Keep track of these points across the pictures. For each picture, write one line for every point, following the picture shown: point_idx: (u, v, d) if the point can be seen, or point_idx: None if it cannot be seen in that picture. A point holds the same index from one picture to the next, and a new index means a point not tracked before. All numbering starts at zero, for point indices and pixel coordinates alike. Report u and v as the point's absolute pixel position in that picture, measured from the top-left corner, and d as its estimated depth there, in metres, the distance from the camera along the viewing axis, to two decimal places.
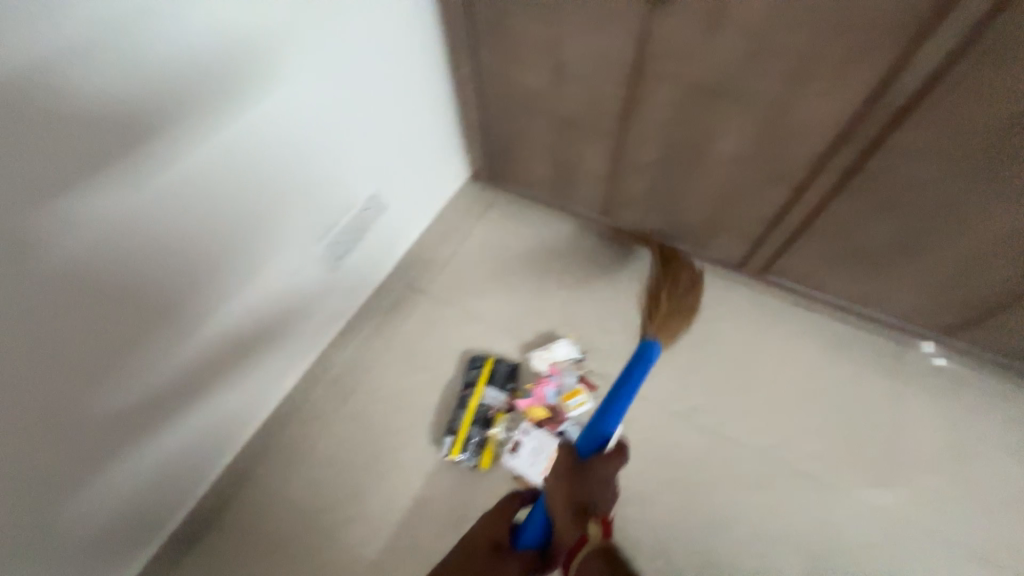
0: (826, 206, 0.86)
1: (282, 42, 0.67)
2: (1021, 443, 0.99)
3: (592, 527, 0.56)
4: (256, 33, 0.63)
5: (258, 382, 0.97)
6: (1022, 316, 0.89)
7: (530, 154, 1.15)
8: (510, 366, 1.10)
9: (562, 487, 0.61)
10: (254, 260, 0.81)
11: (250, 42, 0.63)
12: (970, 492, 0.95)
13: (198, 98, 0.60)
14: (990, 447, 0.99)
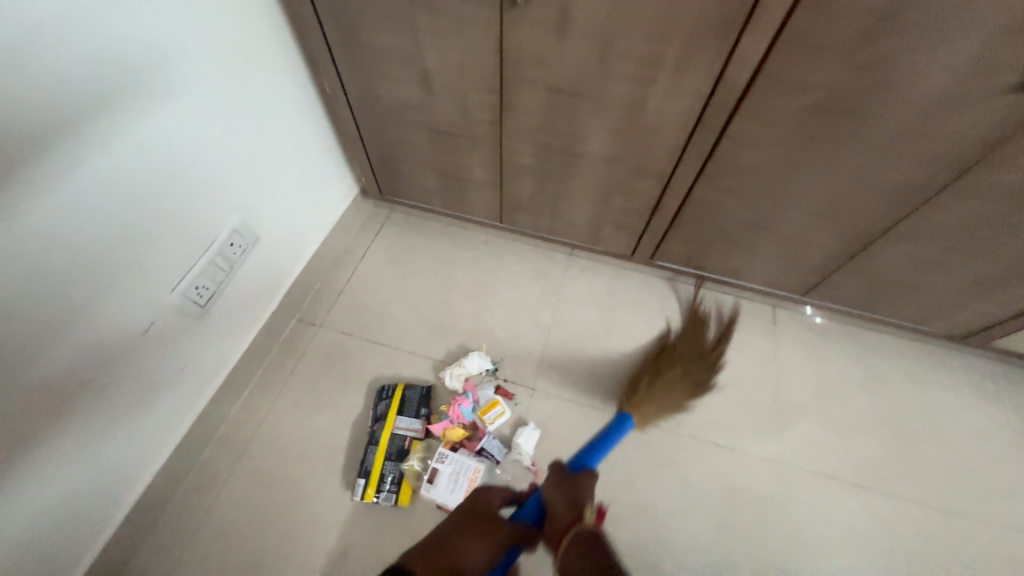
0: (691, 194, 0.92)
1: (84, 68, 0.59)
2: (876, 382, 1.14)
3: (587, 513, 0.62)
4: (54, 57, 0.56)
5: (118, 459, 0.82)
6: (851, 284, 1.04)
7: (415, 166, 1.11)
8: (384, 387, 1.04)
9: (560, 488, 0.68)
10: (58, 322, 0.66)
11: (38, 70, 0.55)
12: (840, 429, 1.08)
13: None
14: (853, 390, 1.13)
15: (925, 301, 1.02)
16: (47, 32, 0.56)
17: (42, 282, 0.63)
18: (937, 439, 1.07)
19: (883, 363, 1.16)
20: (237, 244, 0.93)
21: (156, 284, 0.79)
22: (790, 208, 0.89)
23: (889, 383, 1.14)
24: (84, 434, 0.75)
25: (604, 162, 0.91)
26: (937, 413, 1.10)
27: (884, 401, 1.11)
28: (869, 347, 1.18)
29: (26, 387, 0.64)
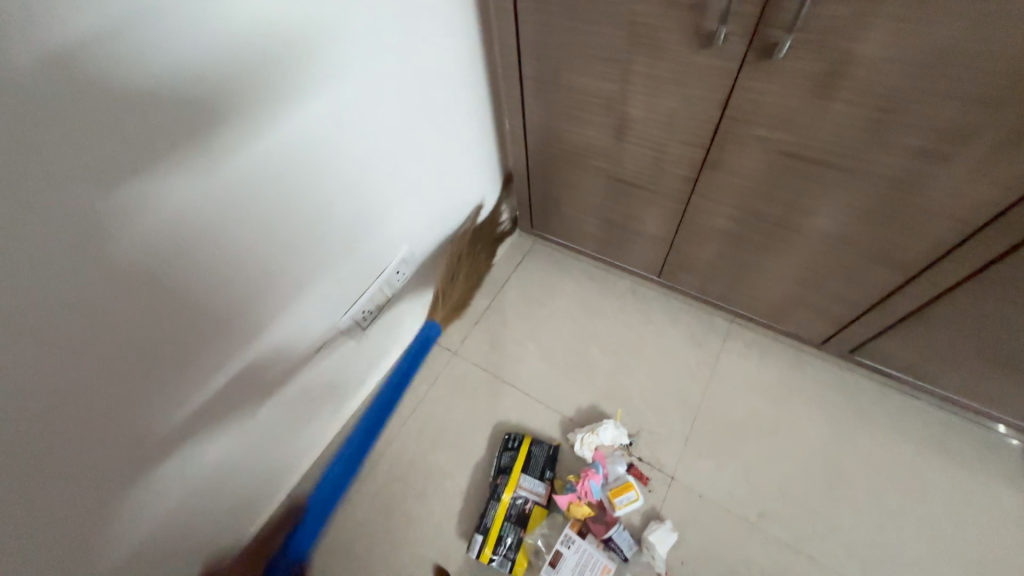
0: (945, 296, 0.70)
1: (330, 112, 0.63)
2: None
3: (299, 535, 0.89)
4: (313, 105, 0.60)
5: (280, 453, 0.88)
6: None
7: (578, 209, 1.04)
8: (509, 434, 0.99)
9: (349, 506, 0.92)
10: (244, 348, 0.69)
11: (301, 115, 0.60)
12: None
13: (170, 183, 0.50)
14: None
15: None
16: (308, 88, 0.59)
17: (238, 313, 0.65)
18: None
19: None
20: (401, 272, 0.96)
21: (332, 309, 0.82)
22: None
23: None
24: (243, 448, 0.78)
25: (824, 241, 0.74)
26: None
27: None
28: None
29: (210, 404, 0.67)
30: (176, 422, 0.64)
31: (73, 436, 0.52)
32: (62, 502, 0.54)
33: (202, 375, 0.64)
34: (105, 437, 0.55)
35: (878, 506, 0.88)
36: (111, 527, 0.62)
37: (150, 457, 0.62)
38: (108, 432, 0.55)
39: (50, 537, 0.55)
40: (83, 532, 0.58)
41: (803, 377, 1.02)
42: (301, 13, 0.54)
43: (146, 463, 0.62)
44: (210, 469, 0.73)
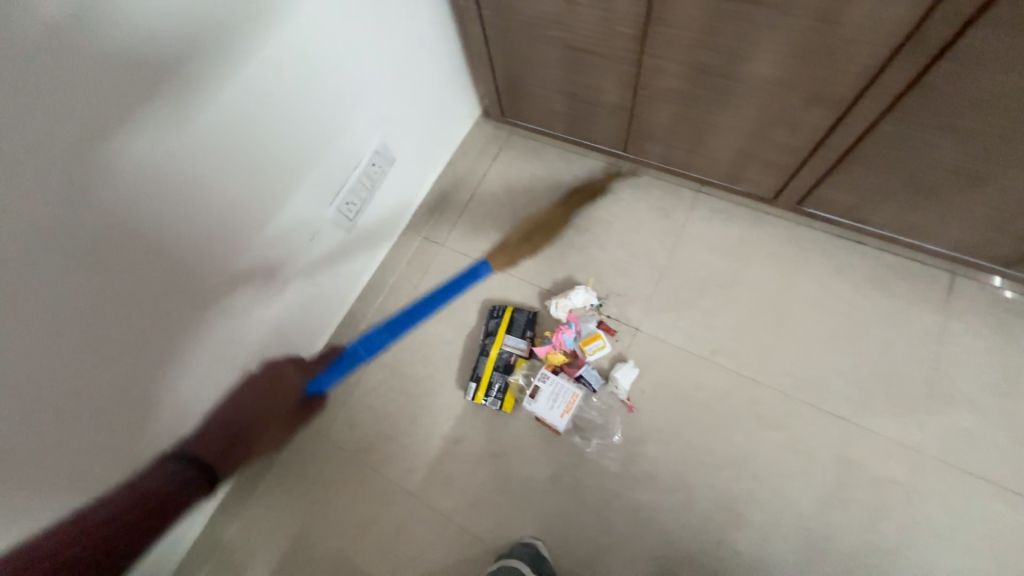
0: (874, 127, 0.75)
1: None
2: None
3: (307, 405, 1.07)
4: None
5: (300, 331, 1.03)
6: None
7: (542, 87, 1.06)
8: (494, 305, 1.13)
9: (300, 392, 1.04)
10: (245, 231, 0.80)
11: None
12: (997, 413, 0.92)
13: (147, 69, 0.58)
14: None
15: None
16: None
17: (228, 203, 0.74)
18: None
19: None
20: (377, 164, 1.02)
21: (317, 199, 0.91)
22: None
23: None
24: (266, 326, 0.93)
25: (761, 87, 0.78)
26: None
27: None
28: None
29: (229, 278, 0.80)
30: (203, 292, 0.77)
31: (124, 294, 0.65)
32: (131, 352, 0.70)
33: (212, 258, 0.76)
34: (149, 297, 0.69)
35: (812, 336, 1.02)
36: (171, 384, 0.78)
37: (187, 328, 0.77)
38: (145, 303, 0.69)
39: (129, 378, 0.71)
40: (154, 379, 0.75)
41: (761, 235, 1.10)
42: None
43: (188, 324, 0.77)
44: (240, 338, 0.88)
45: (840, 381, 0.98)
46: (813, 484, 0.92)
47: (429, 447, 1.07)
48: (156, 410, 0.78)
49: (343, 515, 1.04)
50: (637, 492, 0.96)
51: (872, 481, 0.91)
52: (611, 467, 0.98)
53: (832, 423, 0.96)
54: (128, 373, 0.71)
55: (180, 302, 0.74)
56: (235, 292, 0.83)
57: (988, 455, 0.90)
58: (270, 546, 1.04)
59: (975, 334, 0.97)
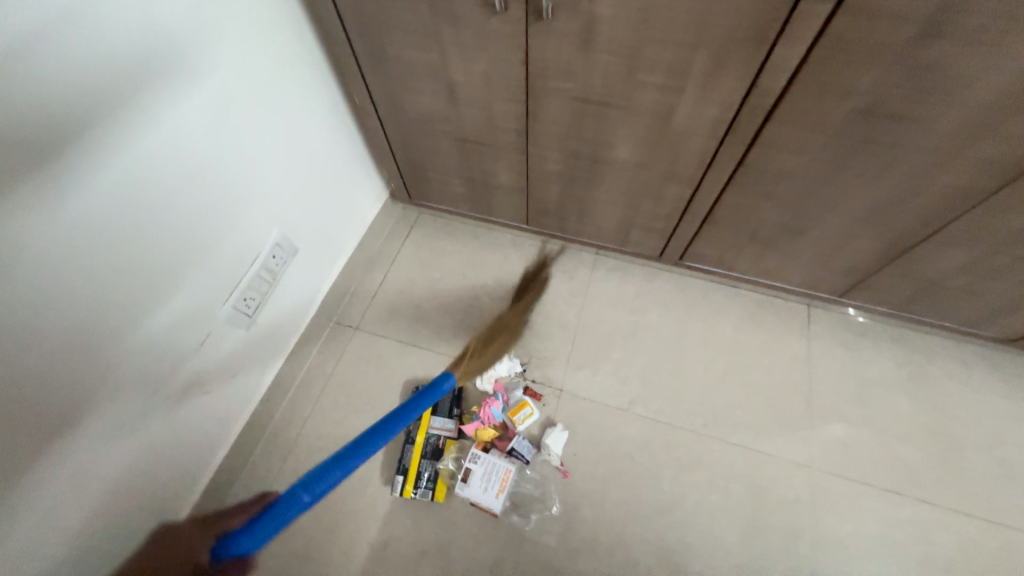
0: (721, 197, 0.92)
1: (162, 106, 0.68)
2: (899, 378, 1.13)
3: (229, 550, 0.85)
4: (139, 100, 0.65)
5: (189, 444, 0.91)
6: (872, 286, 1.03)
7: (443, 173, 1.13)
8: (417, 387, 1.09)
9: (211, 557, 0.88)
10: (115, 342, 0.71)
11: (128, 112, 0.64)
12: (861, 421, 1.08)
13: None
14: (874, 384, 1.12)
15: (957, 305, 1.01)
16: (130, 86, 0.63)
17: (76, 317, 0.65)
18: (961, 438, 1.06)
19: (904, 357, 1.15)
20: (278, 256, 0.99)
21: (207, 298, 0.85)
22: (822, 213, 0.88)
23: (911, 379, 1.12)
24: (130, 451, 0.79)
25: (627, 169, 0.92)
26: (962, 412, 1.08)
27: (908, 398, 1.10)
28: (888, 342, 1.17)
29: (93, 397, 0.71)
30: (57, 418, 0.66)
31: None
32: None
33: (70, 377, 0.67)
34: None
35: (711, 374, 1.13)
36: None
37: (16, 470, 0.63)
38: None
39: None
40: None
41: (654, 288, 1.23)
42: (102, 19, 0.58)
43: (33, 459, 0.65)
44: (106, 464, 0.76)
45: (740, 413, 1.08)
46: (735, 517, 0.98)
47: (353, 559, 0.95)
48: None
49: None
50: (580, 563, 0.93)
51: (783, 504, 0.99)
52: (551, 541, 0.95)
53: (741, 453, 1.04)
54: None
55: (25, 434, 0.63)
56: (90, 417, 0.71)
57: (865, 461, 1.03)
58: None
59: (832, 355, 1.15)
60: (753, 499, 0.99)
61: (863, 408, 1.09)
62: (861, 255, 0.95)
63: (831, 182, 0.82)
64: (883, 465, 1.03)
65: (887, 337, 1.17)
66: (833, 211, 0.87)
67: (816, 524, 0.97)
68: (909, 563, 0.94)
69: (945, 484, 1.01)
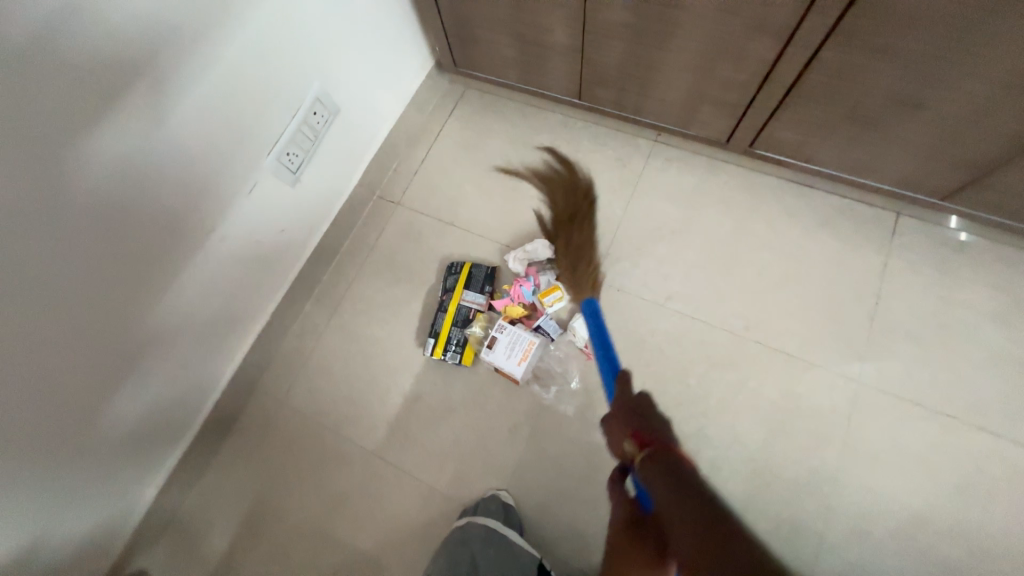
0: (816, 56, 0.76)
1: None
2: (992, 302, 0.97)
3: None
4: None
5: (250, 289, 1.00)
6: (994, 184, 0.85)
7: (492, 30, 1.01)
8: (453, 262, 1.11)
9: None
10: (177, 179, 0.76)
11: None
12: (931, 342, 0.97)
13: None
14: (959, 305, 0.98)
15: None
16: None
17: (128, 142, 0.67)
18: None
19: (1005, 278, 0.98)
20: (320, 114, 0.97)
21: (254, 147, 0.87)
22: (953, 76, 0.70)
23: (1008, 302, 0.97)
24: (200, 286, 0.88)
25: (706, 17, 0.77)
26: None
27: (997, 322, 0.96)
28: (991, 259, 1.00)
29: (167, 230, 0.78)
30: (139, 243, 0.75)
31: (52, 241, 0.64)
32: (68, 303, 0.68)
33: (144, 206, 0.73)
34: (77, 246, 0.66)
35: (763, 277, 1.04)
36: (74, 344, 0.71)
37: (114, 285, 0.74)
38: (26, 247, 0.61)
39: (68, 330, 0.70)
40: (99, 330, 0.74)
41: (715, 181, 1.11)
42: None
43: (128, 277, 0.75)
44: (183, 294, 0.86)
45: (788, 320, 1.01)
46: (761, 417, 0.96)
47: (388, 405, 1.05)
48: (102, 361, 0.77)
49: (304, 480, 1.02)
50: (594, 437, 0.98)
51: (817, 414, 0.95)
52: (570, 413, 0.99)
53: (781, 359, 0.98)
54: (66, 325, 0.69)
55: (115, 253, 0.72)
56: (155, 243, 0.77)
57: (923, 381, 0.95)
58: (225, 518, 1.01)
59: (914, 270, 1.01)
60: (785, 404, 0.96)
61: (937, 329, 0.97)
62: (992, 140, 0.77)
63: (980, 31, 0.63)
64: (944, 388, 0.94)
65: (990, 254, 1.00)
66: (971, 73, 0.69)
67: (849, 437, 0.93)
68: (950, 485, 0.89)
69: (1014, 414, 0.91)
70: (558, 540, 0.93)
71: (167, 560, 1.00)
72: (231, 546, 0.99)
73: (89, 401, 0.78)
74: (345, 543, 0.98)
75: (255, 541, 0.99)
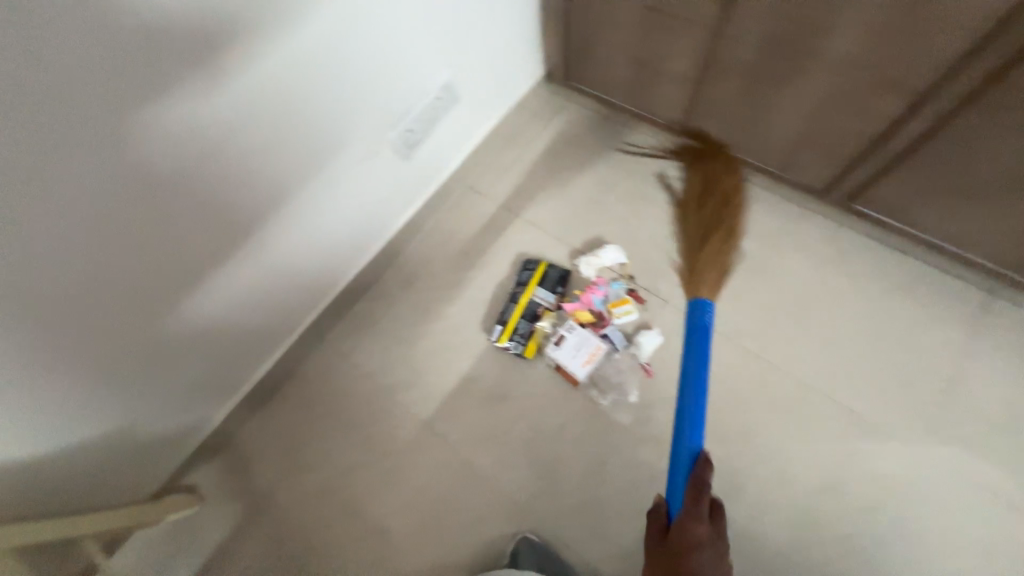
0: (943, 123, 0.77)
1: None
2: None
3: None
4: None
5: (345, 248, 1.07)
6: None
7: (612, 49, 1.07)
8: (529, 259, 1.16)
9: None
10: (319, 135, 0.84)
11: None
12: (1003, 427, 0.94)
13: None
14: None
15: None
16: None
17: (294, 92, 0.75)
18: None
19: None
20: (441, 98, 1.04)
21: (383, 119, 0.94)
22: None
23: None
24: (309, 235, 0.95)
25: (833, 68, 0.80)
26: None
27: None
28: None
29: (299, 178, 0.86)
30: (275, 185, 0.82)
31: (217, 168, 0.71)
32: (209, 223, 0.76)
33: (289, 154, 0.81)
34: (232, 176, 0.74)
35: (836, 331, 1.03)
36: (203, 256, 0.78)
37: (248, 218, 0.81)
38: (196, 166, 0.68)
39: (202, 248, 0.77)
40: (223, 255, 0.82)
41: (801, 228, 1.11)
42: None
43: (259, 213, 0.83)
44: (294, 239, 0.93)
45: (855, 378, 1.00)
46: (813, 468, 0.95)
47: (444, 381, 1.09)
48: (218, 283, 0.84)
49: (353, 435, 1.08)
50: (640, 451, 0.99)
51: (871, 476, 0.93)
52: (620, 425, 1.01)
53: (842, 415, 0.97)
54: (202, 242, 0.77)
55: (256, 190, 0.79)
56: (287, 183, 0.84)
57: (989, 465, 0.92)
58: (276, 452, 1.08)
59: (996, 352, 0.98)
60: (840, 460, 0.95)
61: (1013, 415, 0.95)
62: None
63: None
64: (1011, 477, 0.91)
65: None
66: None
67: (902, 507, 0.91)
68: None
69: None
70: (586, 541, 0.96)
71: (218, 479, 1.06)
72: (278, 480, 1.06)
73: (200, 316, 0.85)
74: (383, 499, 1.03)
75: (300, 479, 1.06)
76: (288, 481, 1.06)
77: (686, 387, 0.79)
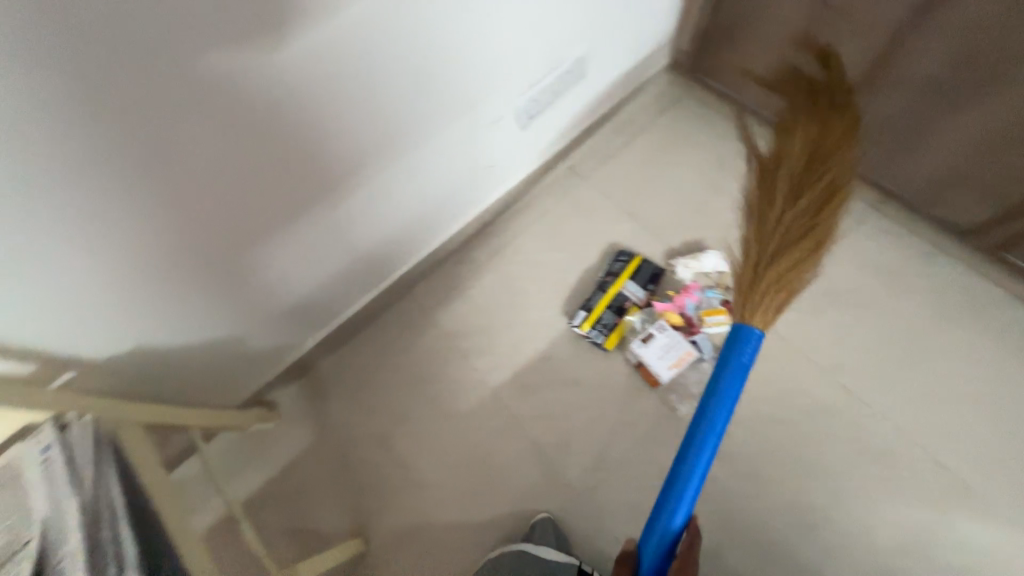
0: None
1: None
2: None
3: None
4: None
5: (448, 206, 1.09)
6: None
7: (766, 43, 1.02)
8: (624, 250, 1.14)
9: None
10: (460, 89, 0.84)
11: None
12: None
13: None
14: None
15: None
16: None
17: (455, 43, 0.76)
18: None
19: None
20: (573, 72, 1.03)
21: (518, 83, 0.94)
22: None
23: None
24: (422, 186, 0.97)
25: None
26: None
27: None
28: None
29: (432, 130, 0.87)
30: (410, 132, 0.83)
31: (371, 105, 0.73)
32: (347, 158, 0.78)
33: (431, 103, 0.82)
34: (379, 115, 0.76)
35: (950, 387, 0.95)
36: (335, 190, 0.81)
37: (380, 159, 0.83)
38: (358, 101, 0.71)
39: (335, 181, 0.80)
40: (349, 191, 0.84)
41: (930, 269, 1.02)
42: None
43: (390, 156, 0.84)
44: (411, 188, 0.95)
45: (963, 441, 0.92)
46: (896, 522, 0.89)
47: (519, 355, 1.10)
48: (339, 218, 0.87)
49: (424, 388, 1.11)
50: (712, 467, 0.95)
51: (960, 546, 0.87)
52: None
53: (941, 477, 0.90)
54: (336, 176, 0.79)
55: (394, 133, 0.81)
56: (422, 130, 0.85)
57: None
58: (351, 390, 1.13)
59: None
60: (929, 522, 0.88)
61: None
62: None
63: None
64: None
65: None
66: None
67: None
68: None
69: None
70: None
71: (296, 403, 1.13)
72: (350, 416, 1.11)
73: (318, 247, 0.89)
74: (443, 454, 1.06)
75: (370, 419, 1.11)
76: (357, 418, 1.11)
77: (708, 403, 0.69)
